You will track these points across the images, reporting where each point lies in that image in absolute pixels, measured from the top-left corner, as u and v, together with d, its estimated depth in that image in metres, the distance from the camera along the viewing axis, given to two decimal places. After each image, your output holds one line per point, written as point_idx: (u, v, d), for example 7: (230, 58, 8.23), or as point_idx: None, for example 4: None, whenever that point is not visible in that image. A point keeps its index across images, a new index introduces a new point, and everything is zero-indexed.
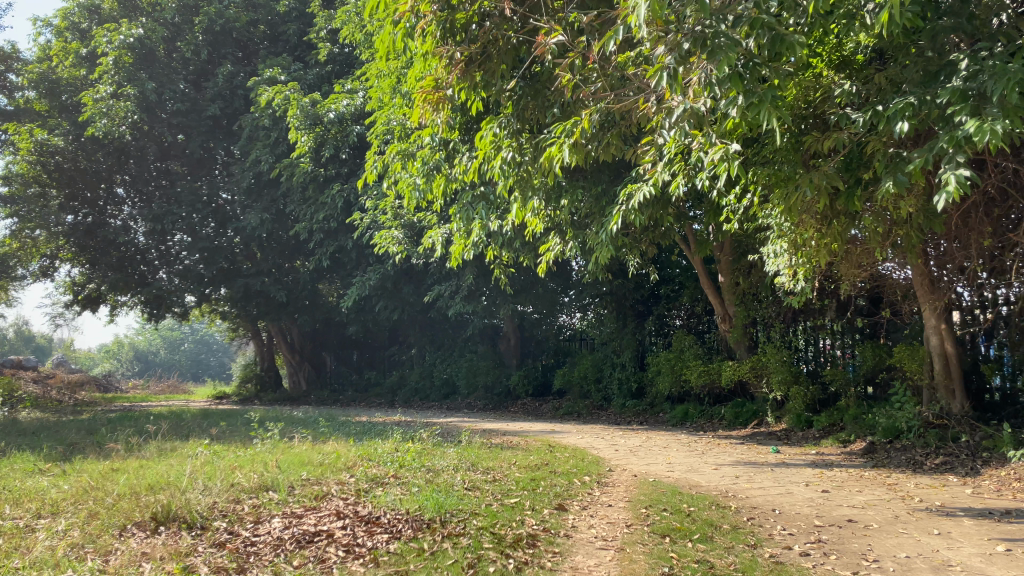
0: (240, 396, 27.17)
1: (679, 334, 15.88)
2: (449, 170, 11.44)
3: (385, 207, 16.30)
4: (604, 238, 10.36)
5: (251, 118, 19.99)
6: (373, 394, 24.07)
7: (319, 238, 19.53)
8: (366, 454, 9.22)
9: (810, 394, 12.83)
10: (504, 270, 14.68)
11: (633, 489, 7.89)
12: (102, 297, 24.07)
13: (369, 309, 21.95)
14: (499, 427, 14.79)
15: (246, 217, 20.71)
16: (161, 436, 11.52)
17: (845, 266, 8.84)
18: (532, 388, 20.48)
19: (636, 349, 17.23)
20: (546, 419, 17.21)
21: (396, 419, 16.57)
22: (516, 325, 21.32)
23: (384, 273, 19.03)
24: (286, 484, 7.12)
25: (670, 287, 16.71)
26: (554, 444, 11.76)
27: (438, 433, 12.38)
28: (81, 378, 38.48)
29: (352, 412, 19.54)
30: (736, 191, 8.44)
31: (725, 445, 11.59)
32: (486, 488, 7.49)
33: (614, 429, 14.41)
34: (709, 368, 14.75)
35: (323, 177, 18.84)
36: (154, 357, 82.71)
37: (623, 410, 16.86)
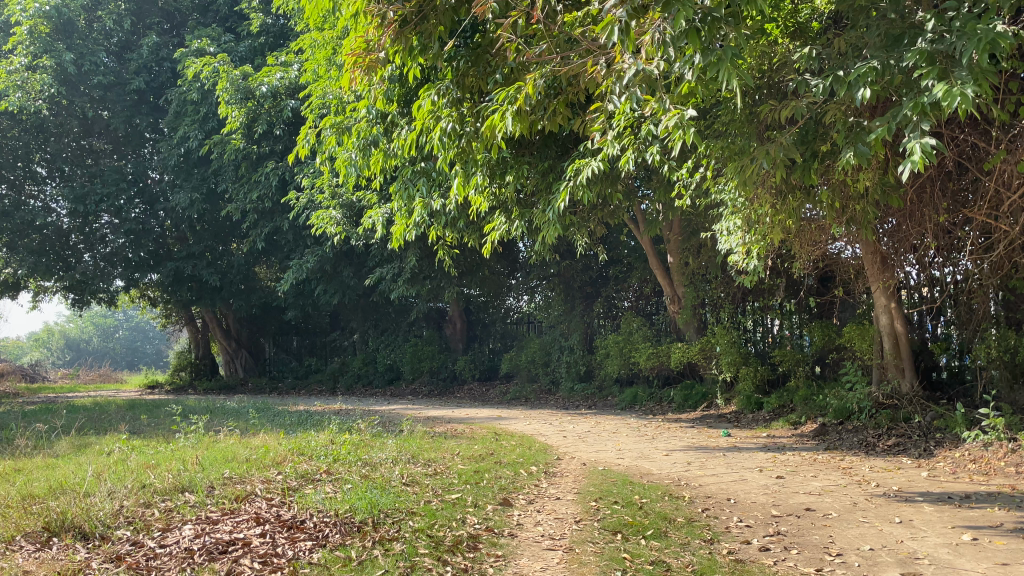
0: (175, 385, 26.12)
1: (627, 316, 15.60)
2: (386, 145, 10.84)
3: (323, 186, 15.60)
4: (550, 216, 9.91)
5: (179, 92, 19.05)
6: (315, 381, 23.32)
7: (254, 220, 18.67)
8: (299, 447, 8.66)
9: (760, 375, 12.63)
10: (448, 251, 14.15)
11: (581, 479, 7.48)
12: (22, 283, 22.74)
13: (309, 294, 21.17)
14: (443, 414, 14.30)
15: (176, 198, 19.71)
16: (78, 431, 10.72)
17: (799, 244, 8.57)
18: (479, 373, 20.03)
19: (584, 332, 16.91)
20: (493, 405, 16.78)
21: (337, 407, 15.93)
22: (462, 308, 20.82)
23: (323, 255, 18.29)
24: (205, 483, 6.50)
25: (618, 268, 16.42)
26: (500, 432, 11.34)
27: (379, 422, 11.83)
28: (6, 368, 36.76)
29: (291, 401, 18.80)
30: (688, 165, 8.08)
31: (675, 429, 11.32)
32: (425, 482, 6.99)
33: (562, 414, 14.05)
34: (657, 350, 14.49)
35: (254, 155, 18.22)
36: (88, 346, 79.91)
37: (571, 394, 16.53)
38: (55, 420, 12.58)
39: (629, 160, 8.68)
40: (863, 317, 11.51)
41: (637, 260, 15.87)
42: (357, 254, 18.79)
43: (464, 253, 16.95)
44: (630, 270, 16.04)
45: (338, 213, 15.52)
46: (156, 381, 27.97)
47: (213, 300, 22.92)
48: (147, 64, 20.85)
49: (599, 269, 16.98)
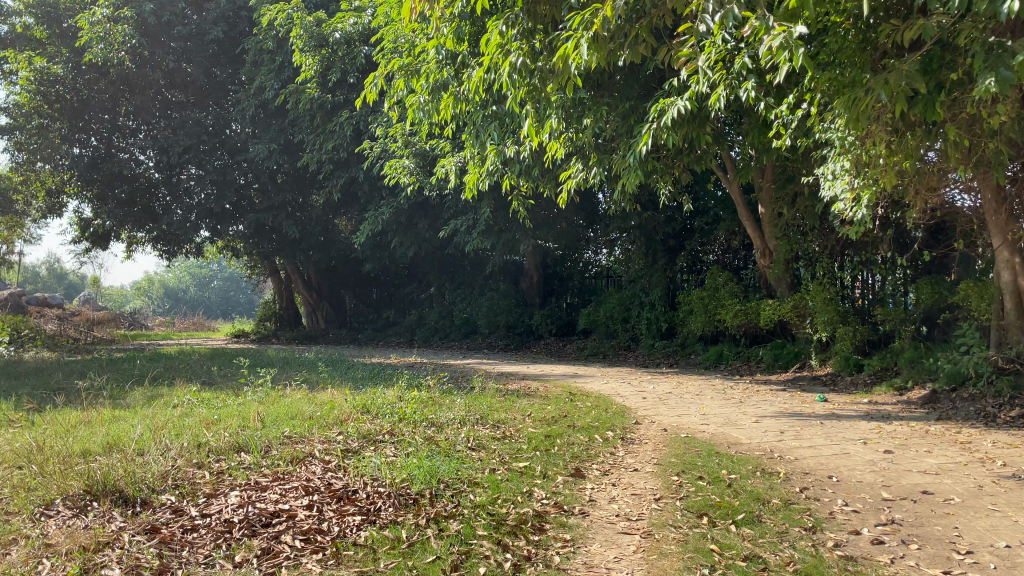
0: (258, 334, 26.63)
1: (713, 270, 14.70)
2: (457, 87, 10.22)
3: (396, 134, 15.16)
4: (631, 162, 9.15)
5: (255, 41, 18.79)
6: (392, 334, 23.29)
7: (329, 171, 18.44)
8: (364, 404, 8.33)
9: (859, 336, 11.66)
10: (523, 202, 13.52)
11: (663, 448, 6.86)
12: (112, 234, 23.37)
13: (385, 246, 20.97)
14: (517, 371, 13.85)
15: (254, 149, 19.65)
16: (153, 380, 10.75)
17: (914, 191, 7.58)
18: (556, 328, 19.50)
19: (666, 287, 16.10)
20: (570, 361, 16.26)
21: (410, 361, 15.73)
22: (539, 262, 20.22)
23: (398, 207, 17.95)
24: (262, 443, 6.19)
25: (704, 220, 15.46)
26: (576, 391, 10.80)
27: (451, 378, 11.46)
28: (107, 315, 38.62)
29: (367, 353, 18.75)
30: (789, 100, 7.18)
31: (764, 392, 10.53)
32: (491, 447, 6.51)
33: (641, 373, 13.40)
34: (745, 307, 13.62)
35: (330, 104, 17.69)
36: (184, 295, 83.48)
37: (651, 352, 15.83)
38: (134, 368, 12.74)
39: (720, 97, 7.84)
40: (981, 272, 10.38)
41: (724, 211, 14.88)
42: (432, 205, 18.38)
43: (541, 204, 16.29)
44: (717, 222, 15.07)
45: (411, 162, 15.05)
46: (241, 331, 28.61)
47: (292, 252, 23.02)
48: (224, 14, 20.67)
49: (683, 220, 16.06)
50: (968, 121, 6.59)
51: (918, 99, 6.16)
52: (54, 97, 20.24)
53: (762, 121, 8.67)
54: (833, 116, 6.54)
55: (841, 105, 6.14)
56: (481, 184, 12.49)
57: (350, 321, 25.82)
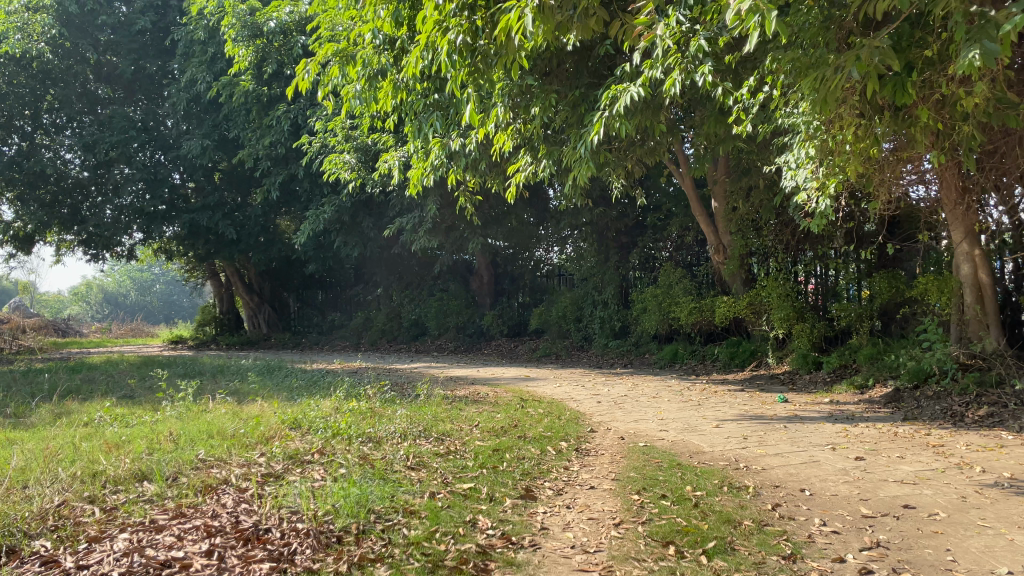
0: (197, 340, 25.47)
1: (667, 267, 14.28)
2: (396, 74, 9.54)
3: (334, 128, 14.42)
4: (582, 153, 8.59)
5: (185, 31, 17.84)
6: (338, 337, 22.43)
7: (266, 168, 17.53)
8: (296, 418, 7.62)
9: (817, 332, 11.35)
10: (470, 198, 12.91)
11: (621, 460, 6.31)
12: (35, 237, 22.03)
13: (328, 246, 20.12)
14: (466, 375, 13.23)
15: (186, 146, 18.62)
16: (66, 394, 9.85)
17: (880, 179, 7.18)
18: (507, 329, 18.91)
19: (619, 285, 15.64)
20: (521, 363, 15.70)
21: (354, 366, 14.99)
22: (489, 260, 19.61)
23: (340, 205, 17.16)
24: (169, 470, 5.45)
25: (657, 215, 15.03)
26: (526, 396, 10.23)
27: (394, 385, 10.79)
28: (38, 323, 36.90)
29: (310, 358, 17.93)
30: (751, 83, 6.70)
31: (722, 393, 10.10)
32: (433, 465, 5.87)
33: (595, 374, 12.90)
34: (700, 305, 13.23)
35: (267, 97, 16.84)
36: (125, 300, 80.77)
37: (605, 352, 15.35)
38: (49, 381, 11.77)
39: (674, 81, 7.34)
40: (939, 266, 10.15)
41: (678, 206, 14.48)
42: (377, 203, 17.62)
43: (489, 200, 15.69)
44: (670, 217, 14.65)
45: (351, 157, 14.30)
46: (180, 337, 27.40)
47: (231, 254, 22.00)
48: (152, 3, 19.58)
49: (634, 215, 15.64)
50: (937, 104, 6.20)
51: (888, 79, 5.72)
52: None
53: (718, 108, 8.20)
54: (797, 97, 6.07)
55: (806, 85, 5.67)
56: (425, 180, 11.83)
57: (293, 325, 24.83)
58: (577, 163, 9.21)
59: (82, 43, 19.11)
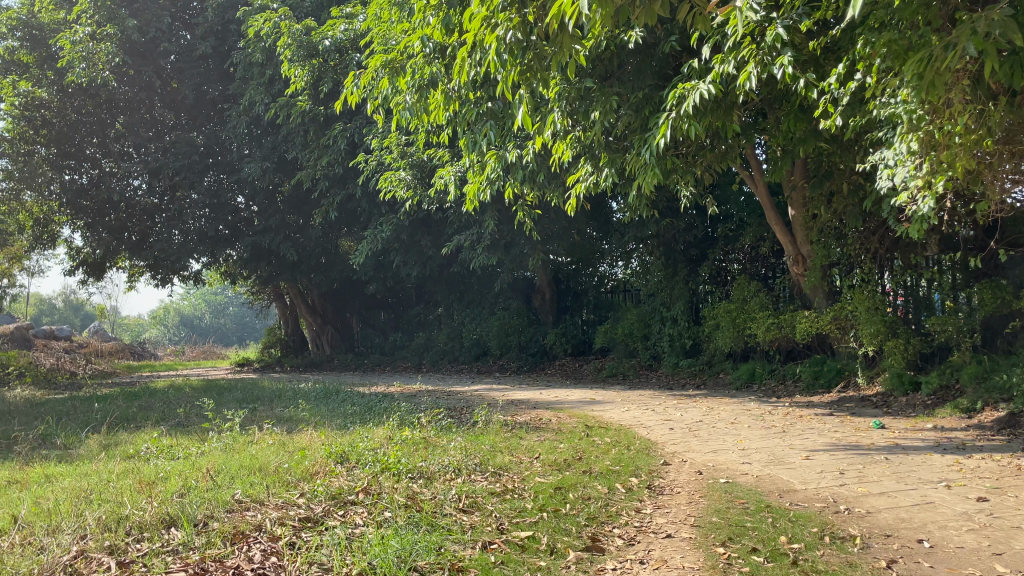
0: (262, 362, 25.51)
1: (740, 280, 13.43)
2: (447, 83, 9.06)
3: (390, 144, 14.10)
4: (647, 159, 7.95)
5: (244, 54, 17.88)
6: (399, 358, 22.09)
7: (324, 189, 17.32)
8: (345, 449, 7.13)
9: (912, 349, 10.41)
10: (530, 213, 12.34)
11: (700, 501, 5.57)
12: (105, 263, 22.45)
13: (388, 266, 19.84)
14: (529, 398, 12.60)
15: (246, 169, 18.61)
16: (119, 423, 9.61)
17: (993, 176, 6.33)
18: (571, 348, 18.21)
19: (689, 301, 14.81)
20: (587, 384, 14.99)
21: (413, 389, 14.53)
22: (551, 276, 18.99)
23: (399, 224, 16.80)
24: (199, 513, 4.98)
25: (729, 225, 14.19)
26: (593, 422, 9.54)
27: (452, 411, 10.24)
28: (116, 346, 37.91)
29: (371, 381, 17.58)
30: (838, 72, 5.97)
31: (809, 417, 9.22)
32: (486, 508, 5.26)
33: (665, 397, 12.10)
34: (778, 320, 12.35)
35: (323, 117, 16.68)
36: (200, 323, 83.00)
37: (676, 371, 14.52)
38: (107, 408, 11.62)
39: (749, 75, 6.68)
40: None
41: (751, 215, 13.62)
42: (435, 220, 17.21)
43: (550, 214, 15.10)
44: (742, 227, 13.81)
45: (408, 174, 13.92)
46: (246, 359, 27.55)
47: (293, 275, 21.97)
48: (213, 27, 19.77)
49: (703, 226, 14.82)
50: None
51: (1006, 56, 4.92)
52: (40, 121, 19.62)
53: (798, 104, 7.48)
54: (893, 85, 5.33)
55: (907, 68, 4.94)
56: (483, 195, 11.32)
57: (356, 346, 24.62)
58: (641, 169, 8.56)
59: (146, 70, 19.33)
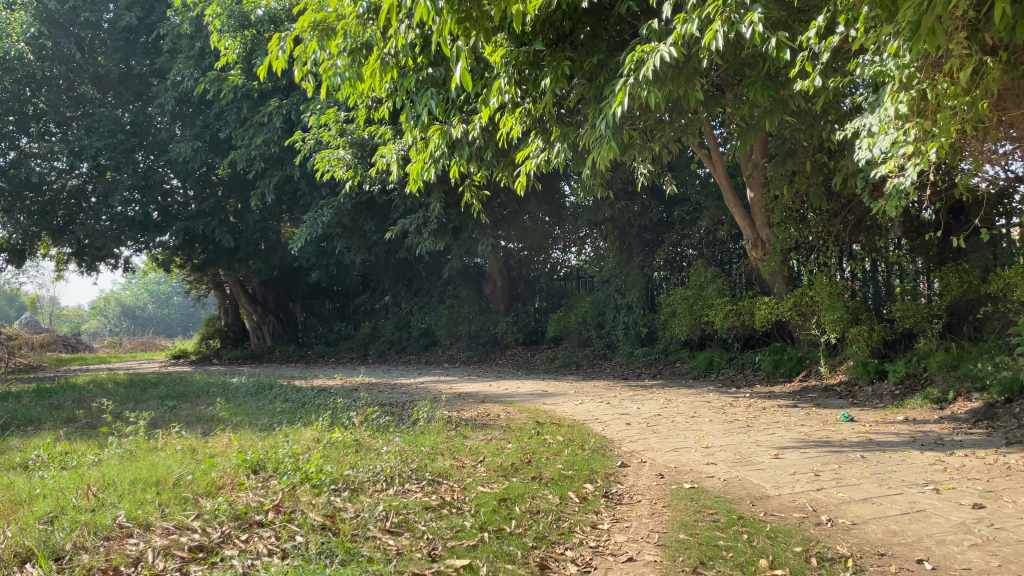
0: (200, 354, 24.28)
1: (698, 266, 12.85)
2: (383, 47, 8.19)
3: (328, 120, 13.14)
4: (601, 130, 7.23)
5: (171, 25, 16.70)
6: (344, 348, 21.13)
7: (259, 170, 16.26)
8: (263, 456, 6.28)
9: (876, 337, 9.96)
10: (477, 194, 11.54)
11: (664, 513, 4.88)
12: (24, 249, 20.98)
13: (331, 252, 18.86)
14: (477, 391, 11.85)
15: (175, 149, 17.41)
16: (16, 426, 8.57)
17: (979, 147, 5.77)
18: (523, 337, 17.50)
19: (644, 287, 14.19)
20: (539, 374, 14.29)
21: (355, 383, 13.66)
22: (502, 263, 18.24)
23: (340, 207, 15.85)
24: (66, 545, 4.09)
25: (684, 208, 13.61)
26: (544, 418, 8.83)
27: (392, 408, 9.43)
28: (49, 338, 36.09)
29: (312, 373, 16.64)
30: (818, 25, 5.33)
31: (773, 410, 8.65)
32: (418, 529, 4.49)
33: (621, 388, 11.47)
34: (736, 306, 11.81)
35: (257, 93, 15.62)
36: (143, 313, 80.29)
37: (631, 361, 13.90)
38: (11, 407, 10.51)
39: (715, 34, 6.01)
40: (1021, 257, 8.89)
41: (709, 197, 13.04)
42: (378, 203, 16.29)
43: (499, 196, 14.31)
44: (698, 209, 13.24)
45: (348, 153, 13.00)
46: (183, 351, 26.25)
47: (229, 262, 20.80)
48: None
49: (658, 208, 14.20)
50: None
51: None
52: None
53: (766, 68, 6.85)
54: (884, 34, 4.70)
55: (904, 12, 4.30)
56: (426, 173, 10.48)
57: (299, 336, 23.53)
58: (594, 142, 7.85)
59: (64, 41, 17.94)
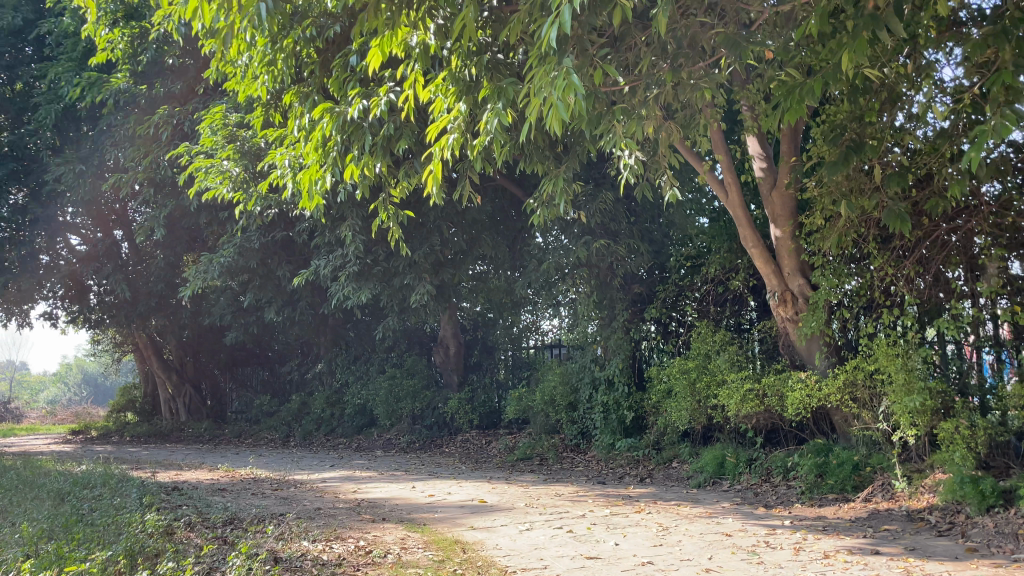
0: (102, 429, 20.37)
1: (702, 328, 9.50)
2: None
3: (215, 124, 9.87)
4: (550, 44, 3.93)
5: (52, 21, 13.46)
6: (266, 428, 17.37)
7: (146, 199, 12.82)
8: None
9: (981, 437, 6.62)
10: (397, 216, 8.19)
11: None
12: None
13: (250, 309, 15.32)
14: (388, 500, 8.23)
15: (52, 174, 13.95)
16: None
17: None
18: (478, 419, 13.83)
19: (630, 357, 10.74)
20: (488, 471, 10.68)
21: (232, 480, 9.98)
22: (456, 325, 14.70)
23: (244, 246, 12.40)
24: None
25: (682, 252, 10.26)
26: (457, 565, 5.19)
27: (217, 541, 5.77)
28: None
29: (202, 460, 12.94)
30: None
31: (850, 563, 5.05)
32: None
33: (594, 502, 7.87)
34: (757, 386, 8.43)
35: (146, 101, 12.30)
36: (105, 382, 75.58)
37: (611, 457, 10.35)
38: None
39: None
40: None
41: (715, 238, 9.72)
42: (298, 243, 12.83)
43: (441, 233, 10.89)
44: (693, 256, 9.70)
45: (237, 167, 9.70)
46: (90, 423, 22.30)
47: (131, 319, 17.19)
48: None
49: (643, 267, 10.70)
50: None
51: None
52: None
53: None
54: None
55: None
56: (319, 181, 7.17)
57: (221, 410, 19.75)
58: (541, 88, 4.51)
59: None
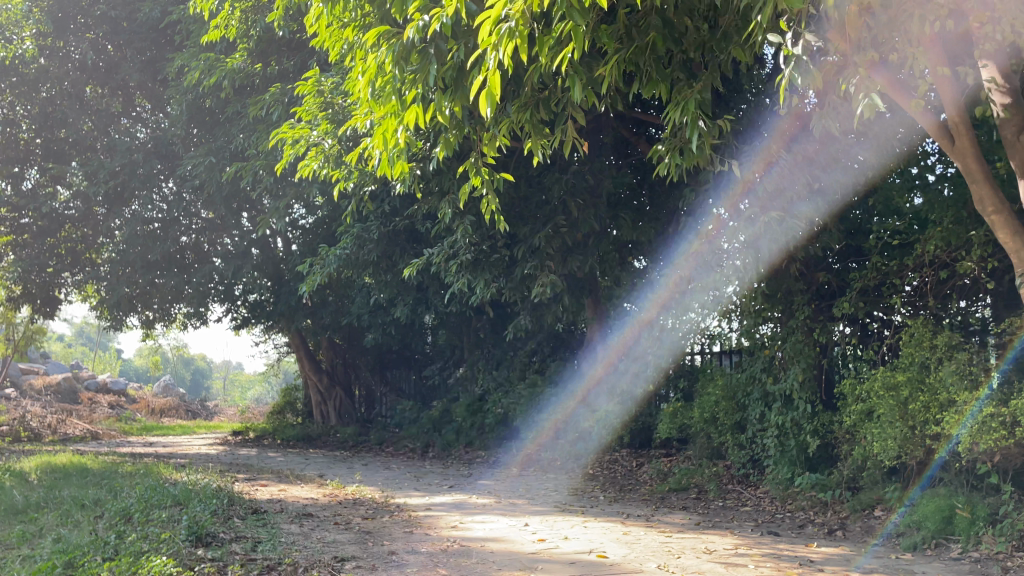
0: (260, 431, 20.30)
1: (916, 327, 6.95)
2: None
3: (309, 92, 8.64)
4: None
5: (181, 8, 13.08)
6: (408, 436, 16.24)
7: (267, 187, 12.02)
8: None
9: None
10: (495, 182, 6.43)
11: None
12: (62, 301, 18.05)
13: (384, 307, 14.26)
14: (486, 544, 6.46)
15: (187, 166, 13.61)
16: None
17: None
18: (629, 437, 11.76)
19: (814, 365, 8.29)
20: (631, 504, 8.62)
21: (329, 501, 8.64)
22: None
23: (364, 236, 11.22)
24: None
25: (885, 227, 7.70)
26: None
27: None
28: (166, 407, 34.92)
29: (323, 472, 11.88)
30: None
31: None
32: None
33: (758, 566, 5.64)
34: (1003, 409, 5.80)
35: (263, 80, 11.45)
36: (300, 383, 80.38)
37: (789, 496, 7.98)
38: None
39: None
40: None
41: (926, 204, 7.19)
42: (422, 233, 11.46)
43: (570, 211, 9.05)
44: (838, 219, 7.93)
45: (331, 138, 8.39)
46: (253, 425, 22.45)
47: (275, 318, 16.81)
48: None
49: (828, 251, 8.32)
50: None
51: None
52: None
53: None
54: None
55: None
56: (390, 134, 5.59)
57: (371, 415, 18.97)
58: None
59: (75, 43, 14.96)
